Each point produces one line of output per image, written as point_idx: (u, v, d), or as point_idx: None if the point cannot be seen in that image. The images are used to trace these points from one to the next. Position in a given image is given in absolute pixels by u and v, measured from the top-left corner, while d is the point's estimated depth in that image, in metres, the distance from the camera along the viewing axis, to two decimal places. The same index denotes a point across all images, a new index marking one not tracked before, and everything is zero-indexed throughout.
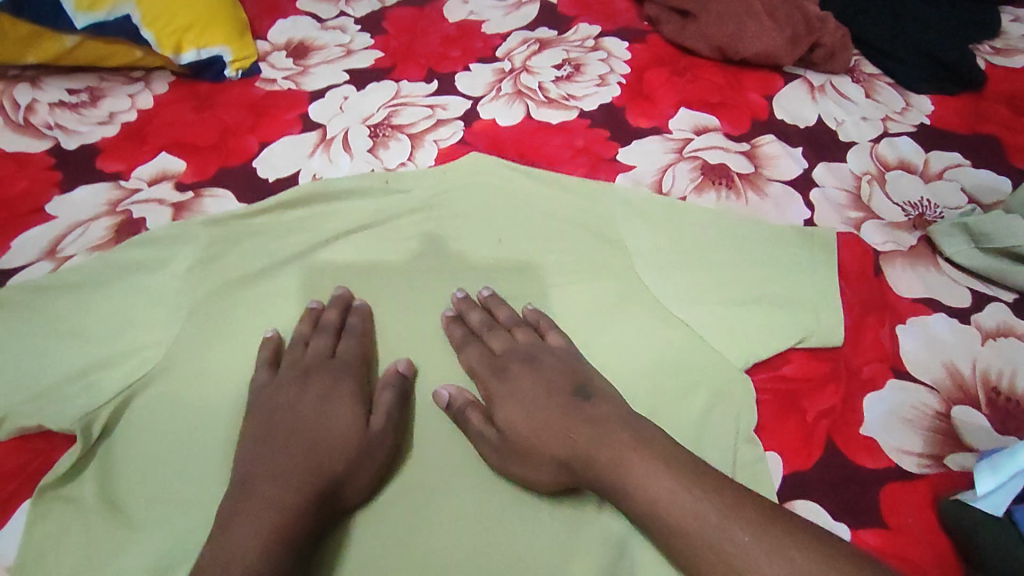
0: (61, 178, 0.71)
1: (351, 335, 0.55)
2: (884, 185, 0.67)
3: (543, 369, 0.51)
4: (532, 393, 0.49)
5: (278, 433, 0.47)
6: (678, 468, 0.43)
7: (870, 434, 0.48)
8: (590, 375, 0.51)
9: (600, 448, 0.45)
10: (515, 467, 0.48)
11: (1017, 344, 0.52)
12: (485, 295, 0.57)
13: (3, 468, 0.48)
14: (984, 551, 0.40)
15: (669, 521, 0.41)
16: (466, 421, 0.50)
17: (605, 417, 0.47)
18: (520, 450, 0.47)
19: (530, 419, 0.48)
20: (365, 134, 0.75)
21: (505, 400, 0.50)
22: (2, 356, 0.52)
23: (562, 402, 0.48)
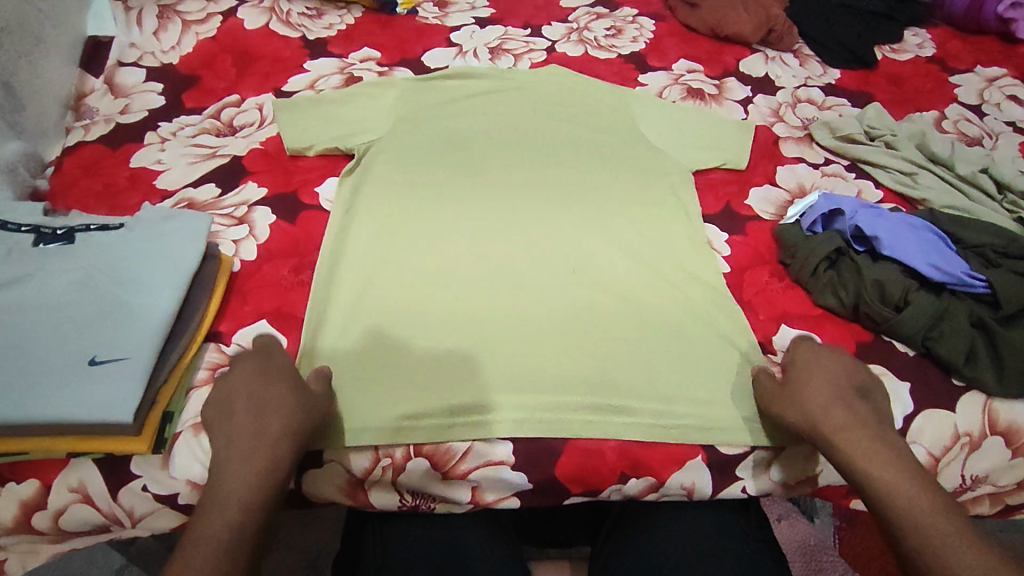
0: (308, 52, 1.18)
1: (285, 376, 0.66)
2: (794, 108, 1.12)
3: (844, 366, 0.70)
4: (823, 372, 0.69)
5: (222, 481, 0.59)
6: (909, 470, 0.62)
7: (750, 204, 0.93)
8: (865, 378, 0.70)
9: (859, 431, 0.65)
10: (784, 415, 0.68)
11: (839, 180, 0.98)
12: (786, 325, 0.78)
13: (314, 166, 0.95)
14: (785, 236, 0.85)
15: (895, 491, 0.61)
16: (761, 377, 0.72)
17: (870, 415, 0.67)
18: (800, 404, 0.67)
19: (811, 386, 0.68)
20: (486, 51, 1.22)
21: (802, 363, 0.71)
22: (302, 121, 0.98)
23: (844, 391, 0.68)
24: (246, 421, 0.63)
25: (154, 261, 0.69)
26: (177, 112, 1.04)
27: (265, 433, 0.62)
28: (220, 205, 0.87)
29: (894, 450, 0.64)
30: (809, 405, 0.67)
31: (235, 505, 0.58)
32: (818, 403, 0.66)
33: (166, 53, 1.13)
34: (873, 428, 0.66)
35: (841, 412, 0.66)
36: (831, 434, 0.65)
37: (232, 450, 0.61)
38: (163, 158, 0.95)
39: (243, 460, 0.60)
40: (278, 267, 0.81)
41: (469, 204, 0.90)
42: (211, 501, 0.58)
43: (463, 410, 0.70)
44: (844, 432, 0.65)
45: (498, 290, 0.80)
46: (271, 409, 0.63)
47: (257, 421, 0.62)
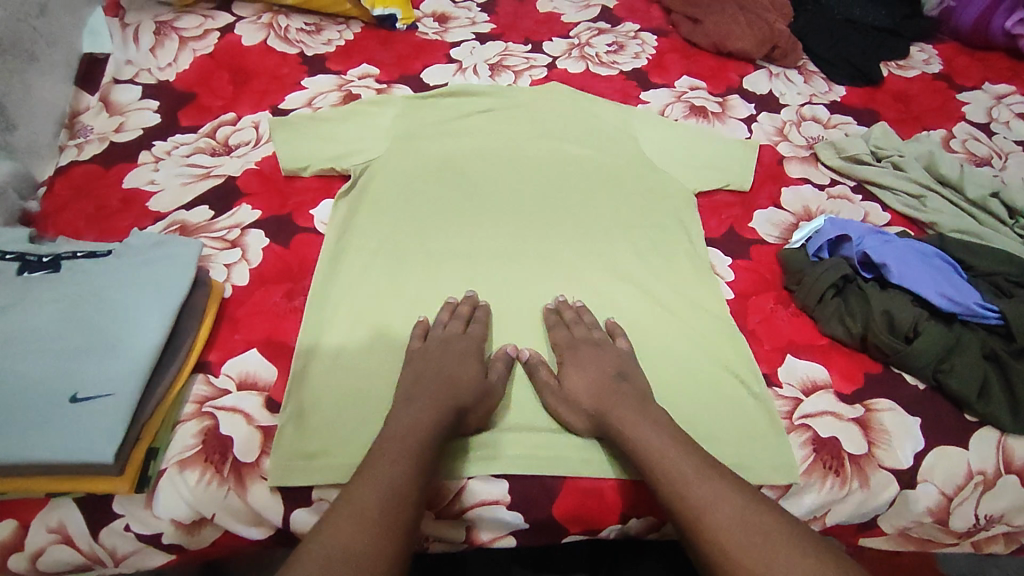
0: (306, 69, 1.16)
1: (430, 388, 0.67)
2: (799, 127, 1.10)
3: (596, 361, 0.72)
4: (593, 376, 0.70)
5: (359, 479, 0.59)
6: (668, 435, 0.64)
7: (754, 227, 0.91)
8: (633, 367, 0.73)
9: (652, 439, 0.64)
10: (560, 412, 0.70)
11: (845, 202, 0.95)
12: (577, 304, 0.79)
13: (309, 187, 0.93)
14: (789, 262, 0.82)
15: (687, 494, 0.59)
16: (534, 375, 0.73)
17: (635, 395, 0.69)
18: (571, 401, 0.70)
19: (602, 396, 0.69)
20: (486, 68, 1.20)
21: (568, 367, 0.72)
22: (297, 140, 0.96)
23: (606, 375, 0.71)
24: (423, 388, 0.67)
25: (139, 290, 0.67)
26: (172, 131, 1.03)
27: (402, 438, 0.62)
28: (213, 229, 0.85)
29: (655, 420, 0.66)
30: (610, 416, 0.67)
31: (373, 501, 0.56)
32: (622, 420, 0.66)
33: (163, 70, 1.12)
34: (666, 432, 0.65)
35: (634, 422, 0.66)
36: (632, 445, 0.64)
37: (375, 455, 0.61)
38: (156, 179, 0.93)
39: (382, 461, 0.60)
40: (270, 293, 0.79)
41: (467, 227, 0.88)
42: (347, 496, 0.57)
43: (463, 447, 0.69)
44: (640, 441, 0.64)
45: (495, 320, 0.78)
46: (412, 418, 0.64)
47: (400, 428, 0.63)
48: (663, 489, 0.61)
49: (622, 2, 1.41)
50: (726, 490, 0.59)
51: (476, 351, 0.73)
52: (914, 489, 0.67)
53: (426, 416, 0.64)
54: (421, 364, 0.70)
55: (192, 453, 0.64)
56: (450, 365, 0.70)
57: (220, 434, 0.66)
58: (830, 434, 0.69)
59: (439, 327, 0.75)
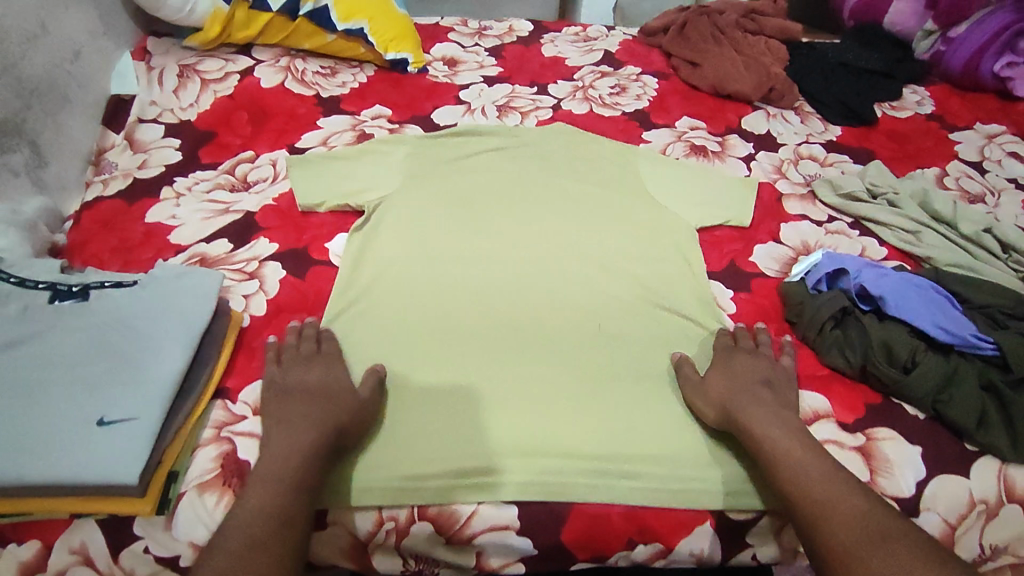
0: (322, 110, 1.22)
1: (304, 415, 0.68)
2: (797, 165, 1.14)
3: (738, 366, 0.76)
4: (738, 376, 0.75)
5: (236, 517, 0.60)
6: (800, 440, 0.68)
7: (755, 260, 0.94)
8: (781, 380, 0.75)
9: (781, 432, 0.68)
10: (695, 404, 0.75)
11: (843, 237, 0.99)
12: (753, 322, 0.83)
13: (325, 221, 0.97)
14: (790, 294, 0.85)
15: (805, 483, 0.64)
16: (681, 370, 0.78)
17: (774, 400, 0.72)
18: (709, 397, 0.74)
19: (738, 394, 0.73)
20: (494, 109, 1.26)
21: (719, 370, 0.77)
22: (315, 178, 1.01)
23: (750, 381, 0.74)
24: (305, 412, 0.68)
25: (165, 317, 0.70)
26: (193, 168, 1.07)
27: (281, 467, 0.63)
28: (232, 260, 0.88)
29: (790, 427, 0.70)
30: (743, 408, 0.71)
31: (255, 536, 0.58)
32: (752, 412, 0.71)
33: (185, 110, 1.17)
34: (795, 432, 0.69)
35: (765, 417, 0.70)
36: (761, 434, 0.69)
37: (247, 487, 0.63)
38: (177, 214, 0.97)
39: (257, 494, 0.61)
40: (287, 321, 0.82)
41: (476, 260, 0.91)
42: (221, 533, 0.59)
43: (387, 476, 0.69)
44: (769, 432, 0.69)
45: (503, 349, 0.81)
46: (289, 444, 0.65)
47: (285, 457, 0.64)
48: (784, 484, 0.65)
49: (623, 48, 1.48)
50: (850, 492, 0.63)
51: (337, 366, 0.75)
52: (919, 518, 0.67)
53: (303, 435, 0.66)
54: (285, 386, 0.72)
55: (211, 477, 0.65)
56: (337, 390, 0.71)
57: (238, 459, 0.67)
58: (836, 462, 0.69)
59: (292, 348, 0.76)
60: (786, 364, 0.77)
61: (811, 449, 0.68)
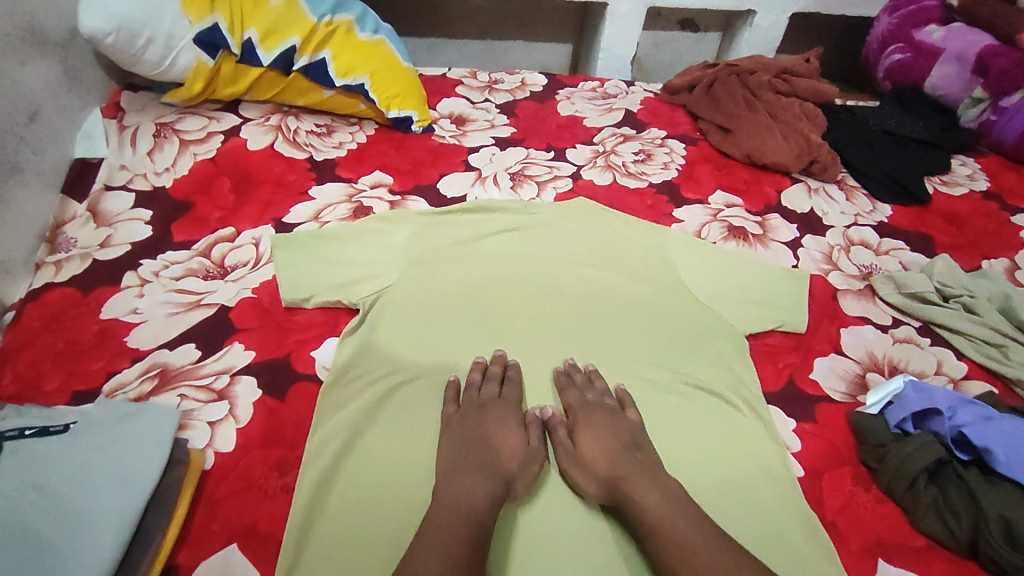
0: (315, 176, 1.08)
1: (483, 465, 0.65)
2: (848, 253, 1.02)
3: (601, 418, 0.71)
4: (601, 428, 0.70)
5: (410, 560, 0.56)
6: (673, 500, 0.62)
7: (817, 379, 0.80)
8: (642, 435, 0.70)
9: (641, 483, 0.63)
10: (573, 476, 0.67)
11: (914, 347, 0.85)
12: (589, 367, 0.78)
13: (313, 320, 0.82)
14: (866, 432, 0.71)
15: (664, 538, 0.59)
16: (555, 434, 0.71)
17: (646, 464, 0.66)
18: (582, 462, 0.68)
19: (597, 446, 0.68)
20: (507, 178, 1.12)
21: (580, 425, 0.71)
22: (302, 265, 0.86)
23: (617, 443, 0.68)
24: (470, 452, 0.66)
25: (94, 479, 0.55)
26: (164, 246, 0.93)
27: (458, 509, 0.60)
28: (197, 374, 0.73)
29: (668, 488, 0.64)
30: (599, 463, 0.66)
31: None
32: (598, 463, 0.66)
33: (160, 175, 1.03)
34: (650, 478, 0.65)
35: (620, 468, 0.65)
36: (624, 489, 0.64)
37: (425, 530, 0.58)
38: (138, 307, 0.82)
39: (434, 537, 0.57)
40: (262, 458, 0.67)
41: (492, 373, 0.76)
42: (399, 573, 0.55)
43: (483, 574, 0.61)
44: (630, 485, 0.63)
45: (522, 501, 0.67)
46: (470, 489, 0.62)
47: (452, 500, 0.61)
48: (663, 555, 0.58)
49: (645, 106, 1.35)
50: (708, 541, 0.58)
51: (517, 407, 0.72)
52: None
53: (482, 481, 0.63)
54: (461, 429, 0.69)
55: None
56: (507, 425, 0.70)
57: None
58: None
59: (473, 390, 0.73)
60: (635, 418, 0.72)
61: (668, 496, 0.62)
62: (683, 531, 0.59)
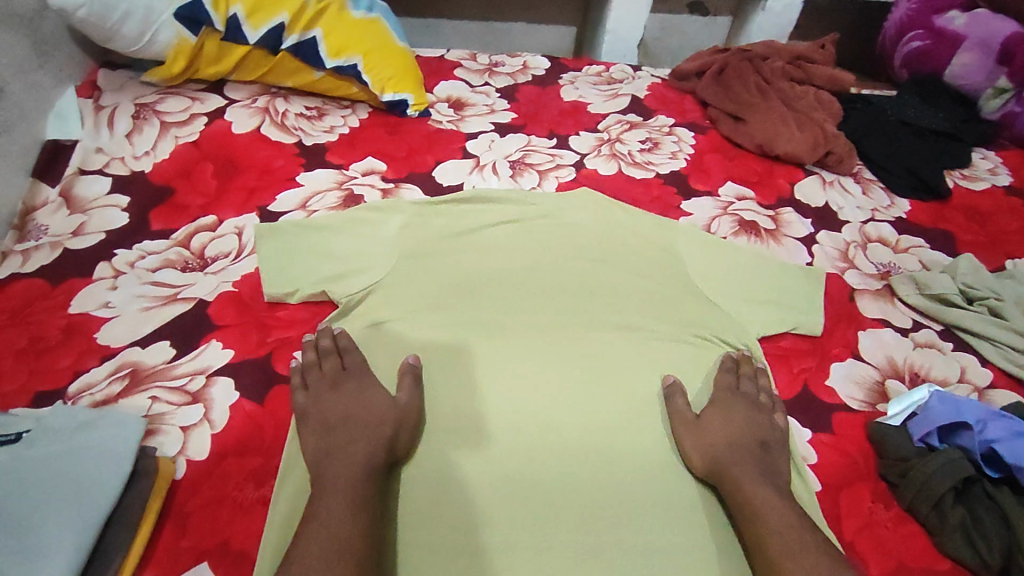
0: (303, 161, 1.02)
1: (343, 446, 0.62)
2: (865, 250, 0.97)
3: (748, 411, 0.70)
4: (736, 417, 0.69)
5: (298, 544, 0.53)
6: (791, 504, 0.61)
7: (833, 385, 0.75)
8: (777, 437, 0.68)
9: (755, 474, 0.63)
10: (683, 444, 0.68)
11: (935, 352, 0.80)
12: (759, 365, 0.76)
13: (297, 316, 0.77)
14: (887, 445, 0.66)
15: (758, 523, 0.59)
16: (670, 403, 0.71)
17: (767, 463, 0.65)
18: (701, 435, 0.67)
19: (726, 429, 0.68)
20: (506, 166, 1.07)
21: (716, 407, 0.70)
22: (286, 258, 0.81)
23: (748, 437, 0.67)
24: (336, 434, 0.63)
25: (46, 497, 0.51)
26: (141, 235, 0.87)
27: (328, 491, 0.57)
28: (171, 374, 0.68)
29: (782, 493, 0.62)
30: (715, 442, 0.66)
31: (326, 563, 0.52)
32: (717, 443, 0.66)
33: (139, 159, 0.97)
34: (766, 472, 0.64)
35: (737, 456, 0.65)
36: (733, 473, 0.63)
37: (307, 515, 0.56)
38: (111, 300, 0.77)
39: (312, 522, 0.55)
40: (238, 467, 0.62)
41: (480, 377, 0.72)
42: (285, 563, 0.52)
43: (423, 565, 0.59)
44: (742, 471, 0.63)
45: (516, 516, 0.63)
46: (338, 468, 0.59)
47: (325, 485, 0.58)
48: (754, 539, 0.59)
49: (652, 91, 1.29)
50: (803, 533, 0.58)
51: (370, 382, 0.69)
52: None
53: (363, 460, 0.60)
54: (321, 411, 0.65)
55: None
56: (366, 393, 0.67)
57: None
58: None
59: (314, 370, 0.69)
60: (780, 424, 0.70)
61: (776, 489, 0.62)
62: (782, 523, 0.59)
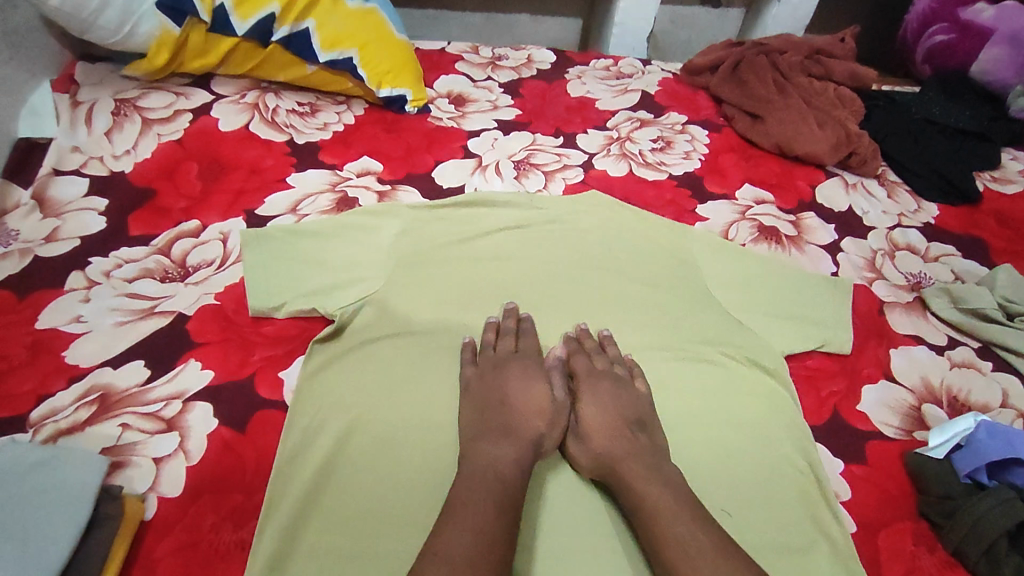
0: (294, 161, 0.96)
1: (515, 428, 0.61)
2: (893, 259, 0.91)
3: (624, 393, 0.65)
4: (605, 401, 0.65)
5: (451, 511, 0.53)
6: (676, 492, 0.57)
7: (865, 410, 0.70)
8: (651, 414, 0.64)
9: (641, 466, 0.59)
10: (568, 447, 0.63)
11: (973, 372, 0.75)
12: (601, 333, 0.72)
13: (284, 332, 0.71)
14: (930, 480, 0.62)
15: (648, 520, 0.55)
16: (546, 400, 0.66)
17: (652, 453, 0.60)
18: (580, 435, 0.63)
19: (596, 420, 0.63)
20: (510, 166, 1.00)
21: (585, 397, 0.66)
22: (272, 269, 0.74)
23: (616, 420, 0.63)
24: (496, 412, 0.62)
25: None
26: (117, 241, 0.81)
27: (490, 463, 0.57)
28: (144, 399, 0.63)
29: (671, 484, 0.58)
30: (594, 439, 0.62)
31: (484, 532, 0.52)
32: (598, 439, 0.62)
33: (118, 159, 0.91)
34: (654, 460, 0.60)
35: (618, 447, 0.60)
36: (618, 468, 0.59)
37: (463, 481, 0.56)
38: (82, 314, 0.71)
39: (473, 489, 0.55)
40: (216, 506, 0.56)
41: (517, 393, 0.64)
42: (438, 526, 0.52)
43: None
44: (626, 465, 0.59)
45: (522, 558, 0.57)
46: (502, 443, 0.59)
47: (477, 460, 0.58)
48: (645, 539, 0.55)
49: (663, 87, 1.23)
50: (692, 526, 0.54)
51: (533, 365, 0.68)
52: None
53: (510, 451, 0.59)
54: (482, 388, 0.65)
55: None
56: (518, 373, 0.66)
57: None
58: None
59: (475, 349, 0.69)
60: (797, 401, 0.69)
61: (666, 479, 0.58)
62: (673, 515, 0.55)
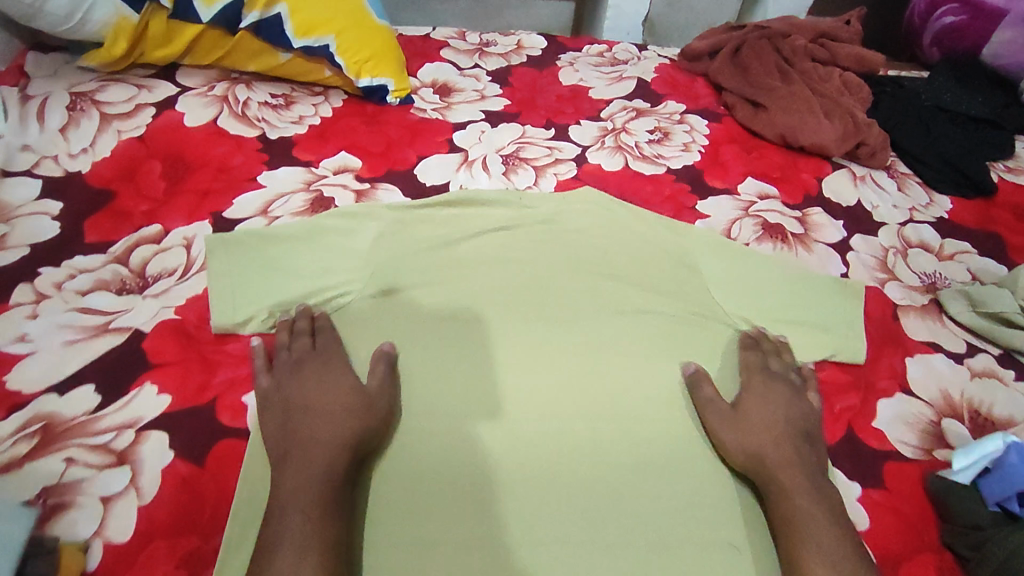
0: (266, 157, 0.89)
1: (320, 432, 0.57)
2: (906, 257, 0.85)
3: (795, 400, 0.64)
4: (774, 404, 0.63)
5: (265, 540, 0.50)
6: (831, 507, 0.56)
7: (881, 426, 0.65)
8: (817, 428, 0.63)
9: (801, 476, 0.57)
10: (721, 436, 0.62)
11: (995, 382, 0.70)
12: (779, 340, 0.70)
13: (249, 350, 0.65)
14: (953, 507, 0.57)
15: (793, 524, 0.55)
16: (699, 389, 0.65)
17: (814, 463, 0.59)
18: (741, 428, 0.62)
19: (765, 419, 0.62)
20: (498, 161, 0.94)
21: (752, 394, 0.64)
22: (237, 279, 0.68)
23: (785, 427, 0.61)
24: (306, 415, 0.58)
25: None
26: (70, 249, 0.74)
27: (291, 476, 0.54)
28: (93, 430, 0.57)
29: (827, 500, 0.56)
30: (757, 437, 0.60)
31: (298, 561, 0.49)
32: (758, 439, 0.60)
33: (74, 157, 0.84)
34: (816, 473, 0.58)
35: (786, 453, 0.59)
36: (777, 470, 0.58)
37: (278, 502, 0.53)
38: (28, 332, 0.65)
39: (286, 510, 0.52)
40: (170, 551, 0.52)
41: (325, 389, 0.61)
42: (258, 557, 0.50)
43: None
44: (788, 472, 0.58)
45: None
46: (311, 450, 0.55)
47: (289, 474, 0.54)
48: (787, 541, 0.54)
49: (660, 73, 1.16)
50: (839, 542, 0.53)
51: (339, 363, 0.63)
52: None
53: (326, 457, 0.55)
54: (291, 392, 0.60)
55: None
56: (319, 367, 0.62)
57: None
58: None
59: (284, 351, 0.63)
60: (815, 405, 0.65)
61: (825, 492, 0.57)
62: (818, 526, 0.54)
